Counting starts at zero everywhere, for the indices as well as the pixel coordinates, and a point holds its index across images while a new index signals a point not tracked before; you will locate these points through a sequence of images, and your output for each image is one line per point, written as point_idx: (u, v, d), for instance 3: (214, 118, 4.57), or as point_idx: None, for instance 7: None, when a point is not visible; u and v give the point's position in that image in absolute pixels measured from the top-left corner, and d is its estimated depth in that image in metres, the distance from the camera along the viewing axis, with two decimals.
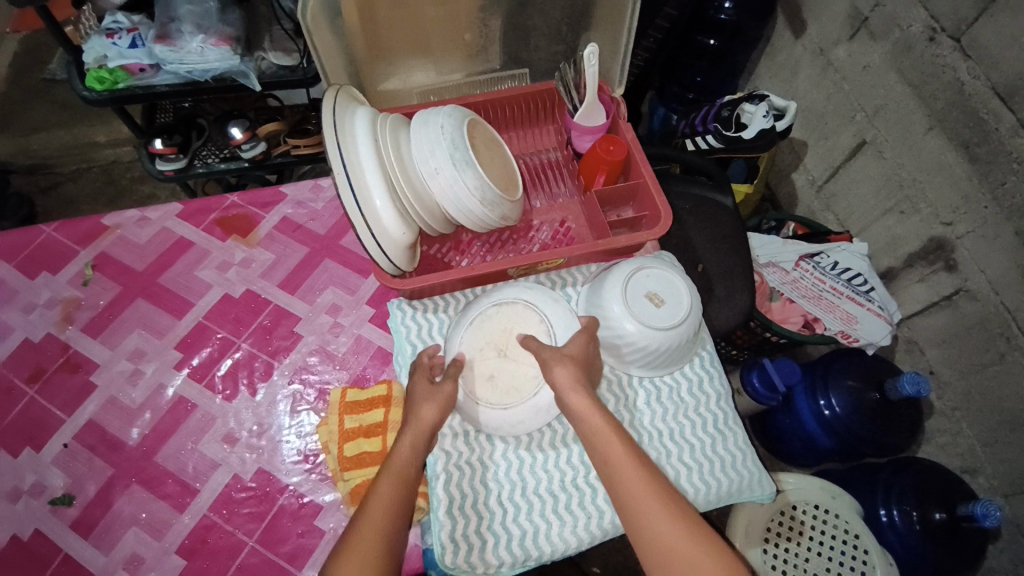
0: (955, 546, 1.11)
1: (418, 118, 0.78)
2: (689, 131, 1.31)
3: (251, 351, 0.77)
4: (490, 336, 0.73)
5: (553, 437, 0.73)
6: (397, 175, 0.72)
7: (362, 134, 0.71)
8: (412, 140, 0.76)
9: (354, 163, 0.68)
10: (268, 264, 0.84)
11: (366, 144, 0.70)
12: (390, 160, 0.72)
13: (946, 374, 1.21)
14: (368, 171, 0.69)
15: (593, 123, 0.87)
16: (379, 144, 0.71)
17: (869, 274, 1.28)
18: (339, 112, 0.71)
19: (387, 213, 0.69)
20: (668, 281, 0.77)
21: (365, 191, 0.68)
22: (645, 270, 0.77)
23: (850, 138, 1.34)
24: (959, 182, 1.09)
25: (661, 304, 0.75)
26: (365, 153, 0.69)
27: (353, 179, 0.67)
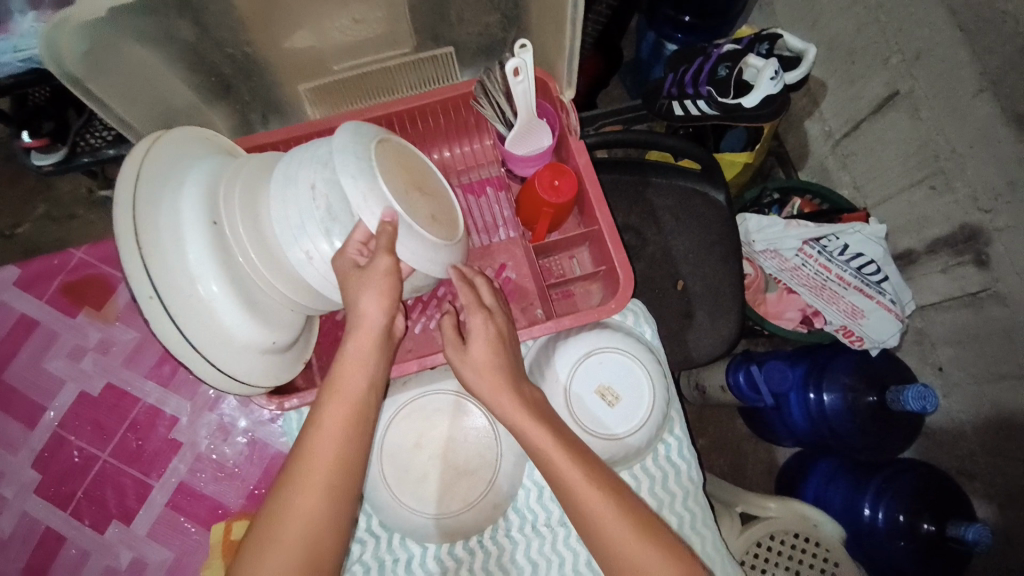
0: (944, 556, 1.05)
1: (285, 167, 0.57)
2: (675, 93, 1.03)
3: (118, 466, 0.64)
4: (398, 175, 0.57)
5: (484, 560, 0.64)
6: (246, 257, 0.53)
7: (187, 202, 0.51)
8: (270, 202, 0.55)
9: (168, 249, 0.49)
10: (131, 347, 0.68)
11: (192, 219, 0.50)
12: (232, 238, 0.52)
13: (956, 376, 1.07)
14: (193, 259, 0.50)
15: (534, 146, 0.65)
16: (211, 215, 0.51)
17: (884, 261, 1.09)
18: (150, 175, 0.50)
19: (224, 316, 0.51)
20: (625, 369, 0.61)
21: (190, 294, 0.49)
22: (596, 356, 0.61)
23: (880, 88, 1.07)
24: (1007, 164, 0.88)
25: (615, 403, 0.60)
26: (189, 232, 0.50)
27: (166, 278, 0.48)
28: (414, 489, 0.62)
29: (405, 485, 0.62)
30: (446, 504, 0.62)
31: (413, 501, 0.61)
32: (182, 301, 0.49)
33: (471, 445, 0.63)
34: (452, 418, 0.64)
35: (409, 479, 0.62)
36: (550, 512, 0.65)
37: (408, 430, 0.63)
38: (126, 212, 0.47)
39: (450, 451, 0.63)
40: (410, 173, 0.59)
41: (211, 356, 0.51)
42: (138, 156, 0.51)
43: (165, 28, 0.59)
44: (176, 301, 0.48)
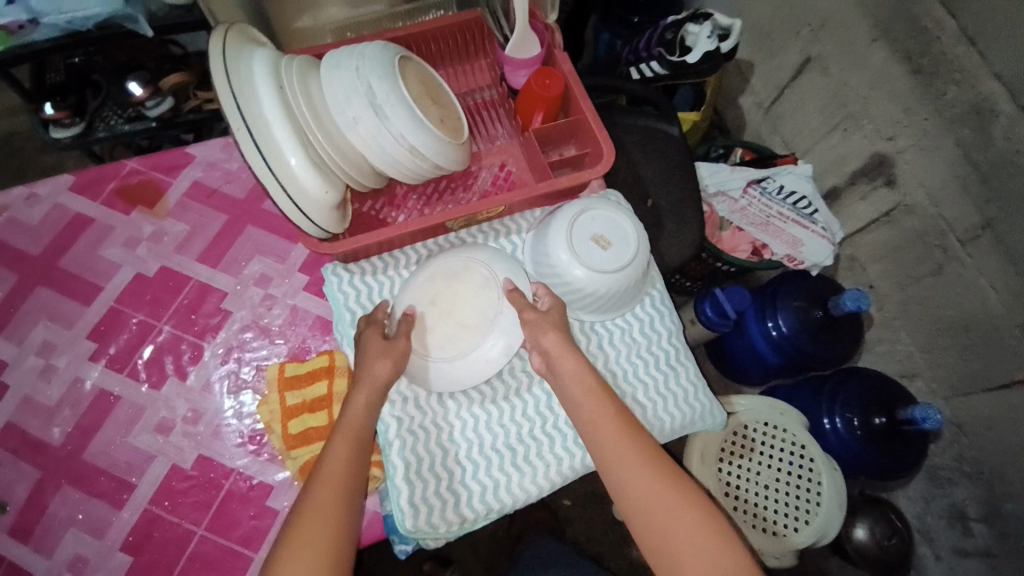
0: (895, 448, 1.18)
1: (331, 58, 0.70)
2: (632, 59, 1.24)
3: (175, 333, 0.72)
4: (415, 88, 0.72)
5: (507, 393, 0.73)
6: (309, 126, 0.65)
7: (259, 72, 0.63)
8: (324, 86, 0.68)
9: (250, 102, 0.60)
10: (181, 236, 0.76)
11: (264, 83, 0.62)
12: (299, 109, 0.64)
13: (885, 289, 1.25)
14: (267, 111, 0.61)
15: (527, 55, 0.80)
16: (282, 87, 0.64)
17: (814, 196, 1.29)
18: (232, 55, 0.62)
19: (292, 161, 0.62)
20: (614, 222, 0.74)
21: (272, 144, 0.61)
22: (590, 213, 0.74)
23: (796, 56, 1.30)
24: (901, 96, 1.08)
25: (607, 246, 0.72)
26: (264, 93, 0.62)
27: (249, 122, 0.60)
28: (417, 337, 0.70)
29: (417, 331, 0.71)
30: (442, 352, 0.70)
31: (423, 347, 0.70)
32: (266, 150, 0.61)
33: (476, 305, 0.72)
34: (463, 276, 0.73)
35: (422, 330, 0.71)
36: None
37: (424, 289, 0.72)
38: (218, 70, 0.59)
39: (459, 304, 0.72)
40: (427, 88, 0.74)
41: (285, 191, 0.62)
42: (219, 41, 0.63)
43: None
44: (258, 141, 0.60)
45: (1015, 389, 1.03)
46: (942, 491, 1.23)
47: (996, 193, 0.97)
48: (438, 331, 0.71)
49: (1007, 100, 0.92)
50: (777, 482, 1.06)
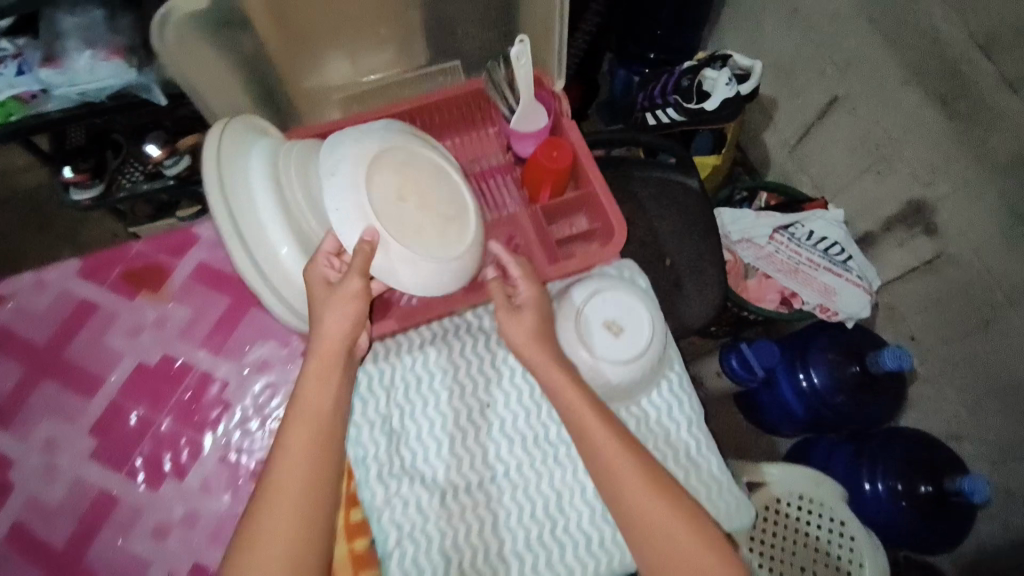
0: (940, 518, 1.11)
1: (331, 141, 0.67)
2: (648, 105, 1.19)
3: (173, 428, 0.70)
4: (393, 178, 0.66)
5: (514, 493, 0.68)
6: (304, 219, 0.63)
7: (255, 168, 0.62)
8: (322, 174, 0.65)
9: (243, 204, 0.59)
10: (185, 322, 0.75)
11: (260, 180, 0.61)
12: (295, 202, 0.62)
13: (928, 342, 1.17)
14: (262, 212, 0.60)
15: (532, 126, 0.76)
16: (276, 180, 0.62)
17: (846, 242, 1.22)
18: (228, 149, 0.61)
19: (286, 261, 0.60)
20: (628, 306, 0.70)
21: (263, 246, 0.60)
22: (602, 296, 0.71)
23: (821, 95, 1.24)
24: (938, 142, 1.02)
25: (619, 333, 0.69)
26: (258, 192, 0.60)
27: (237, 224, 0.58)
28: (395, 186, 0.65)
29: (400, 235, 0.64)
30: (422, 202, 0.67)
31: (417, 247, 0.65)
32: (258, 252, 0.60)
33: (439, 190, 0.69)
34: (411, 167, 0.68)
35: (405, 228, 0.64)
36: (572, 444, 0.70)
37: (383, 186, 0.65)
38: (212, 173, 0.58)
39: (428, 190, 0.68)
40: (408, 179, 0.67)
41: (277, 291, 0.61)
42: (215, 135, 0.61)
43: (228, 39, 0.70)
44: (252, 244, 0.59)
45: None
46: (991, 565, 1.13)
47: None
48: (416, 224, 0.66)
49: None
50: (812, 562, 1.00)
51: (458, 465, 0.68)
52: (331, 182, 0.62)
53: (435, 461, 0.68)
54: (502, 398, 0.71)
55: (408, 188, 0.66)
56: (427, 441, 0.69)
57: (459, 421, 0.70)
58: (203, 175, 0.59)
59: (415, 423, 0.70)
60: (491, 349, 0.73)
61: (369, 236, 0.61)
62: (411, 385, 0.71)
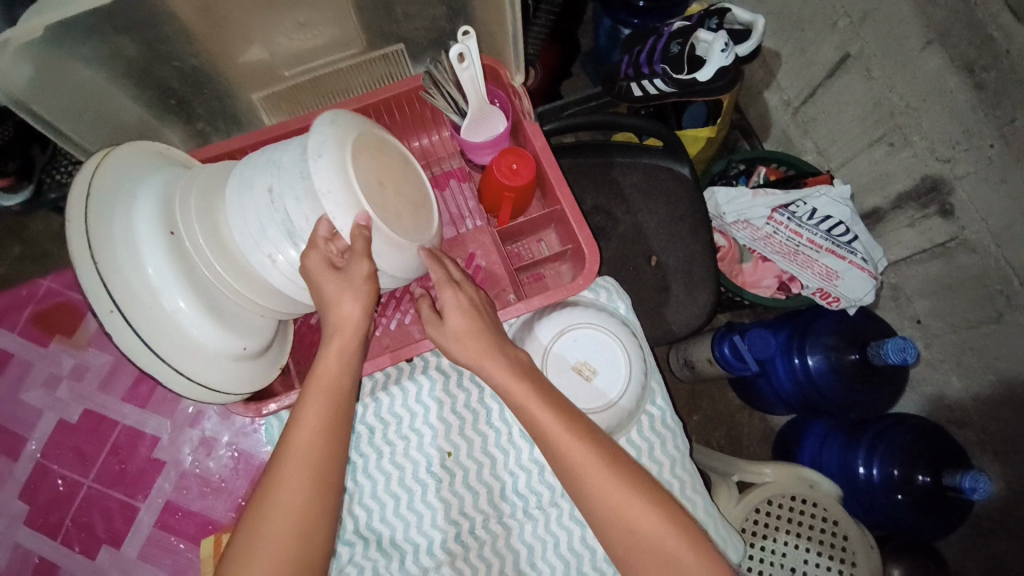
0: (936, 510, 1.06)
1: (241, 173, 0.56)
2: (632, 74, 1.05)
3: (103, 491, 0.65)
4: (376, 153, 0.58)
5: (482, 549, 0.62)
6: (211, 270, 0.53)
7: (142, 216, 0.51)
8: (229, 213, 0.55)
9: (123, 263, 0.48)
10: (105, 371, 0.68)
11: (146, 230, 0.50)
12: (197, 252, 0.53)
13: (935, 327, 1.09)
14: (150, 270, 0.49)
15: (488, 133, 0.65)
16: (167, 226, 0.51)
17: (853, 220, 1.09)
18: (103, 197, 0.50)
19: (189, 327, 0.51)
20: (603, 344, 0.64)
21: (160, 309, 0.50)
22: (570, 333, 0.64)
23: (831, 53, 1.10)
24: (960, 114, 0.89)
25: (591, 377, 0.63)
26: (145, 245, 0.50)
27: (118, 289, 0.48)
28: (364, 169, 0.56)
29: (389, 218, 0.57)
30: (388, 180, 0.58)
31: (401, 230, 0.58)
32: (153, 314, 0.49)
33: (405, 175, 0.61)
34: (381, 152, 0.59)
35: (388, 214, 0.57)
36: (541, 494, 0.64)
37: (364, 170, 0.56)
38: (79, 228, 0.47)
39: (398, 176, 0.60)
40: (383, 159, 0.59)
41: (177, 366, 0.50)
42: (85, 179, 0.50)
43: (109, 46, 0.58)
44: (137, 313, 0.48)
45: None
46: (980, 546, 1.10)
47: None
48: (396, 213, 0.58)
49: None
50: (806, 565, 0.95)
51: (419, 521, 0.63)
52: (318, 165, 0.53)
53: (393, 518, 0.62)
54: (464, 446, 0.64)
55: (383, 173, 0.58)
56: (384, 498, 0.63)
57: (418, 473, 0.64)
58: (69, 230, 0.47)
59: (369, 479, 0.63)
60: (451, 393, 0.65)
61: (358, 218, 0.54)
62: (365, 437, 0.64)
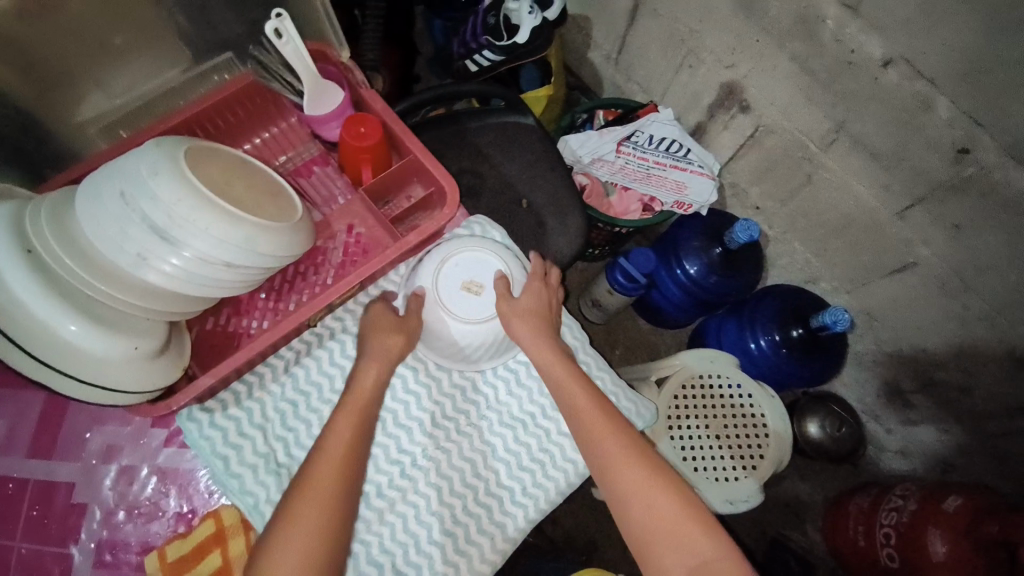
0: (817, 353, 1.23)
1: (89, 187, 0.57)
2: (464, 52, 1.16)
3: (34, 549, 0.63)
4: (215, 162, 0.62)
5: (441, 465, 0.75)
6: (83, 283, 0.54)
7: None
8: (85, 224, 0.55)
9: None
10: (1, 436, 0.65)
11: (1, 254, 0.50)
12: (64, 268, 0.53)
13: (770, 208, 1.28)
14: (15, 289, 0.49)
15: (329, 103, 0.71)
16: (22, 247, 0.51)
17: (683, 137, 1.28)
18: None
19: (72, 333, 0.51)
20: (479, 262, 0.73)
21: (37, 326, 0.50)
22: (451, 261, 0.73)
23: (625, 2, 1.27)
24: (730, 23, 1.07)
25: (478, 291, 0.72)
26: (4, 269, 0.49)
27: None
28: (208, 178, 0.60)
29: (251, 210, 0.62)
30: (233, 182, 0.63)
31: (268, 217, 0.62)
32: (33, 335, 0.50)
33: (252, 174, 0.66)
34: (219, 160, 0.63)
35: (248, 207, 0.62)
36: (468, 412, 0.77)
37: (206, 177, 0.60)
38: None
39: (245, 176, 0.65)
40: (224, 166, 0.63)
41: (75, 372, 0.52)
42: None
43: None
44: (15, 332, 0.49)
45: (909, 271, 1.09)
46: (872, 376, 1.31)
47: (842, 96, 0.99)
48: (256, 207, 0.63)
49: (828, 4, 0.92)
50: (725, 429, 1.09)
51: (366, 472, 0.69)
52: (158, 181, 0.56)
53: None
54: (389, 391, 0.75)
55: (228, 177, 0.62)
56: None
57: None
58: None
59: (304, 449, 0.67)
60: None
61: (221, 217, 0.57)
62: (289, 412, 0.67)
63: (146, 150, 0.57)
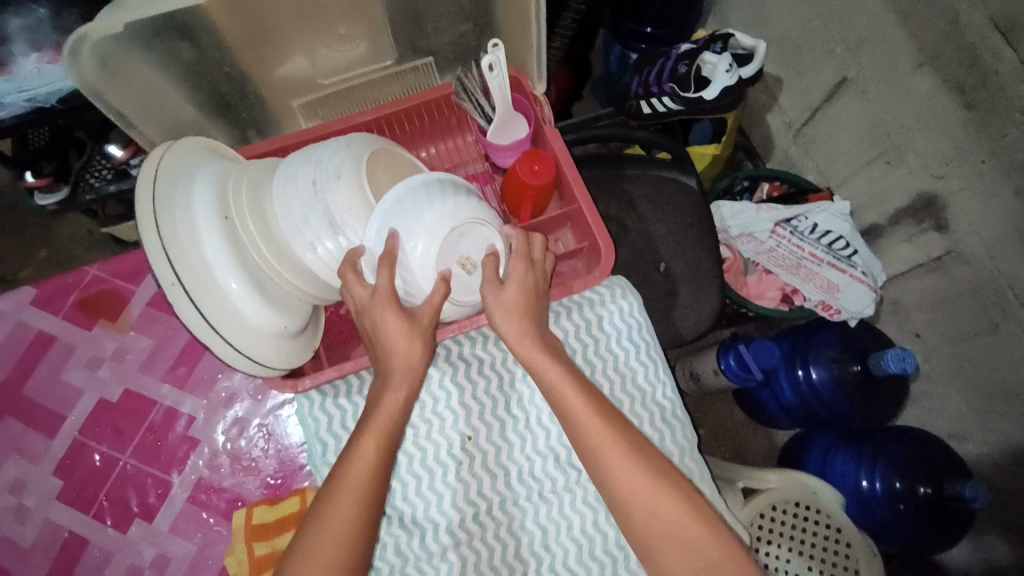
0: (938, 518, 1.08)
1: (286, 169, 0.62)
2: (642, 92, 1.11)
3: (139, 466, 0.71)
4: (391, 173, 0.66)
5: (508, 526, 0.65)
6: (258, 255, 0.59)
7: (199, 200, 0.56)
8: (277, 203, 0.61)
9: (186, 243, 0.53)
10: (146, 353, 0.74)
11: (206, 214, 0.55)
12: (249, 238, 0.58)
13: (934, 341, 1.12)
14: (206, 248, 0.54)
15: (513, 136, 0.73)
16: (222, 211, 0.57)
17: (852, 235, 1.14)
18: (168, 183, 0.55)
19: (235, 295, 0.55)
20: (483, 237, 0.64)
21: (210, 283, 0.54)
22: (458, 229, 0.62)
23: (829, 77, 1.17)
24: (953, 132, 0.95)
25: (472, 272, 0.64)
26: (203, 227, 0.55)
27: (182, 271, 0.52)
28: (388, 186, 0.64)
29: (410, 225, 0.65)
30: None
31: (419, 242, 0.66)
32: (205, 291, 0.54)
33: None
34: (394, 170, 0.66)
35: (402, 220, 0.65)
36: (556, 479, 0.67)
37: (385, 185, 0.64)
38: (145, 207, 0.52)
39: None
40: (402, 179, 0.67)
41: (227, 337, 0.55)
42: (153, 165, 0.55)
43: (170, 51, 0.65)
44: (195, 285, 0.53)
45: None
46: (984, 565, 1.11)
47: None
48: None
49: None
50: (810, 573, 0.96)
51: (440, 501, 0.65)
52: (339, 186, 0.60)
53: (415, 497, 0.65)
54: (484, 430, 0.67)
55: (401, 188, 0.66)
56: (406, 477, 0.65)
57: (438, 456, 0.66)
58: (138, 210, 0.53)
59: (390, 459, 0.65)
60: (473, 378, 0.68)
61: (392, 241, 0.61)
62: None
63: (340, 148, 0.62)
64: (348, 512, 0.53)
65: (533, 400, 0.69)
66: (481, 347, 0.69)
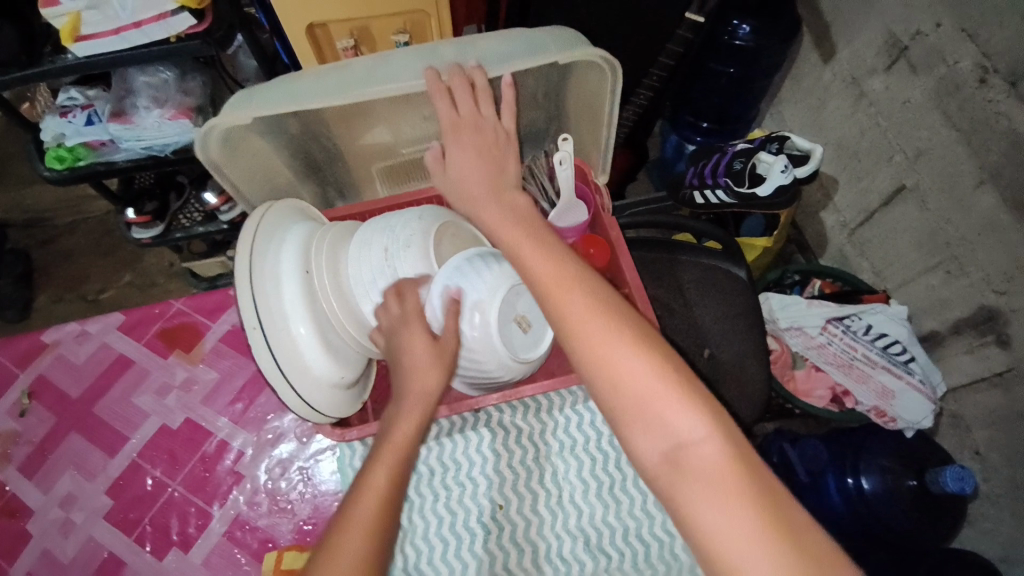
0: None
1: (365, 233, 0.69)
2: (696, 183, 1.15)
3: (185, 495, 0.74)
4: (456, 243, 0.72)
5: None
6: (328, 308, 0.64)
7: (287, 254, 0.63)
8: (352, 262, 0.67)
9: (268, 289, 0.59)
10: (211, 386, 0.79)
11: (291, 268, 0.62)
12: (323, 291, 0.64)
13: (994, 462, 1.05)
14: (286, 299, 0.60)
15: (573, 220, 0.78)
16: (305, 266, 0.63)
17: (910, 341, 1.11)
18: (264, 237, 0.62)
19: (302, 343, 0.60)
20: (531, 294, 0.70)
21: (284, 330, 0.59)
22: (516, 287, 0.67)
23: (886, 182, 1.19)
24: (1016, 249, 0.94)
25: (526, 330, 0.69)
26: (286, 279, 0.61)
27: (263, 317, 0.58)
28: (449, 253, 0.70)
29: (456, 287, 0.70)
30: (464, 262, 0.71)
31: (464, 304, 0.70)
32: (278, 337, 0.59)
33: None
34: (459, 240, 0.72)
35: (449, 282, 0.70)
36: (583, 563, 0.67)
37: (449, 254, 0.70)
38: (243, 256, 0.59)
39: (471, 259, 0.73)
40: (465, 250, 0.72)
41: (291, 381, 0.59)
42: (255, 220, 0.63)
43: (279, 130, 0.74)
44: (272, 332, 0.58)
45: None
46: None
47: None
48: None
49: None
50: None
51: (466, 569, 0.65)
52: (409, 252, 0.66)
53: (442, 563, 0.65)
54: (516, 502, 0.68)
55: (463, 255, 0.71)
56: (435, 541, 0.66)
57: (469, 523, 0.67)
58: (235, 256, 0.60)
59: (423, 520, 0.66)
60: (510, 448, 0.70)
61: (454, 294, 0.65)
62: (424, 479, 0.68)
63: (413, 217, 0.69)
64: (357, 546, 0.52)
65: (567, 477, 0.69)
66: (521, 418, 0.71)
